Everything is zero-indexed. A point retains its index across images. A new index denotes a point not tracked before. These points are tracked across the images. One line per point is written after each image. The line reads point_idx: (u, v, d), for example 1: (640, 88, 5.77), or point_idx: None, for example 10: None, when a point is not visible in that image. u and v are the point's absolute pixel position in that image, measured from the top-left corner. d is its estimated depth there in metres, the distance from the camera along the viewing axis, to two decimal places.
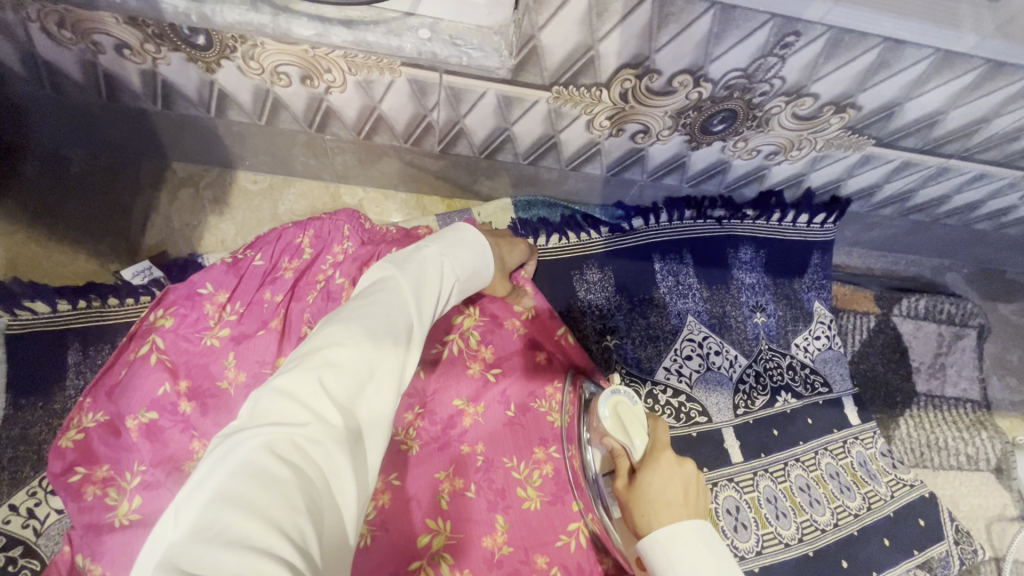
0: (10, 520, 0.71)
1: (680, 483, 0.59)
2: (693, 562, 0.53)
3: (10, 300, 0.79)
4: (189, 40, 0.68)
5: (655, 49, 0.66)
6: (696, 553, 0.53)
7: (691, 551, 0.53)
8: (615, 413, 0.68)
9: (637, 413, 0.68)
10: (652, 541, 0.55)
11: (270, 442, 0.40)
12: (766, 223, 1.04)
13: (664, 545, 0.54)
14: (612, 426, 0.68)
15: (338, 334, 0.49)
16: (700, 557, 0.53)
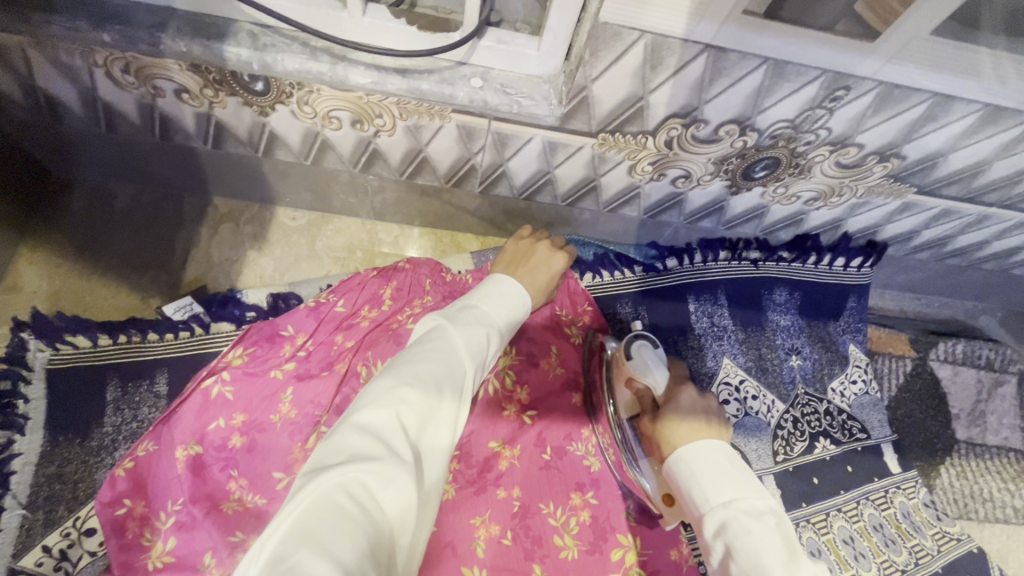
0: (43, 563, 0.69)
1: (698, 412, 0.66)
2: (712, 470, 0.55)
3: (52, 334, 0.79)
4: (248, 86, 0.70)
5: (705, 100, 0.67)
6: (716, 463, 0.56)
7: (708, 458, 0.56)
8: (639, 353, 0.83)
9: (658, 357, 0.83)
10: (674, 458, 0.59)
11: (347, 479, 0.39)
12: (802, 266, 1.03)
13: (685, 457, 0.58)
14: (635, 365, 0.81)
15: (409, 375, 0.49)
16: (717, 464, 0.55)
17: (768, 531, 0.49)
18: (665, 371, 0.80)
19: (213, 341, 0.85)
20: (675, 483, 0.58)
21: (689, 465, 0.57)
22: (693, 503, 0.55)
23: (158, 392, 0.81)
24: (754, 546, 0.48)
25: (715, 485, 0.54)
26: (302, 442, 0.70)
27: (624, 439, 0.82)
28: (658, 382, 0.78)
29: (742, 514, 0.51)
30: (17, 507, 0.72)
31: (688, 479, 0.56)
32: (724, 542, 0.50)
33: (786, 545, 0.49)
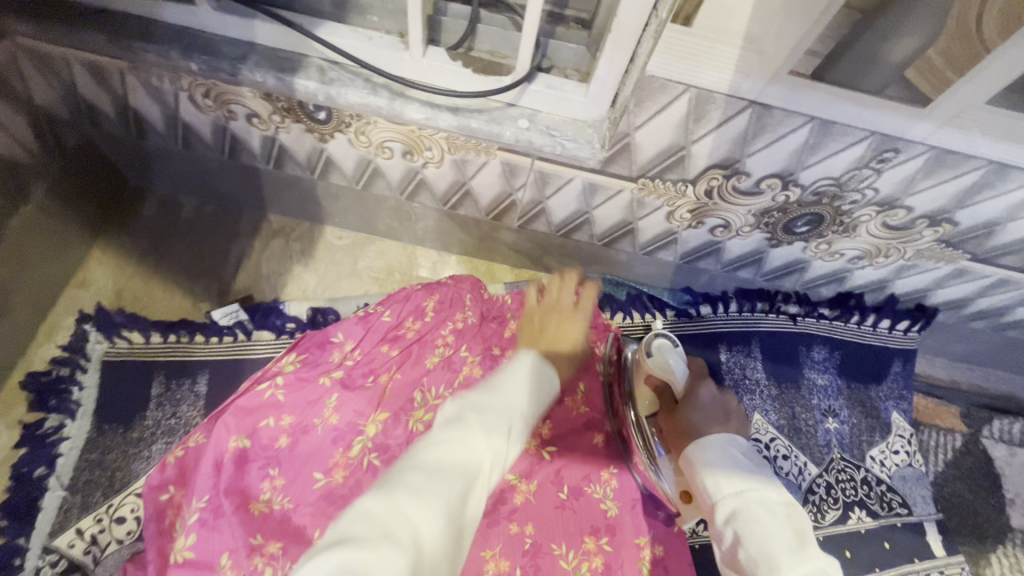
0: (74, 544, 0.73)
1: (710, 411, 0.81)
2: (720, 465, 0.60)
3: (111, 328, 0.85)
4: (312, 115, 0.76)
5: (747, 153, 0.68)
6: (726, 460, 0.60)
7: (716, 457, 0.61)
8: (660, 353, 0.91)
9: (678, 356, 0.92)
10: (687, 455, 0.64)
11: (340, 558, 0.41)
12: (844, 325, 0.99)
13: (696, 454, 0.63)
14: (655, 364, 0.90)
15: (412, 467, 0.52)
16: (726, 462, 0.60)
17: (775, 518, 0.53)
18: (683, 372, 0.90)
19: (253, 349, 0.89)
20: (690, 481, 0.63)
21: (702, 462, 0.61)
22: (706, 497, 0.59)
23: (197, 392, 0.85)
24: (759, 533, 0.52)
25: (726, 479, 0.58)
26: (344, 448, 0.81)
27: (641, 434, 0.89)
28: (676, 378, 0.89)
29: (751, 504, 0.54)
30: (59, 488, 0.76)
31: (699, 475, 0.61)
32: (734, 530, 0.54)
33: (796, 536, 0.51)
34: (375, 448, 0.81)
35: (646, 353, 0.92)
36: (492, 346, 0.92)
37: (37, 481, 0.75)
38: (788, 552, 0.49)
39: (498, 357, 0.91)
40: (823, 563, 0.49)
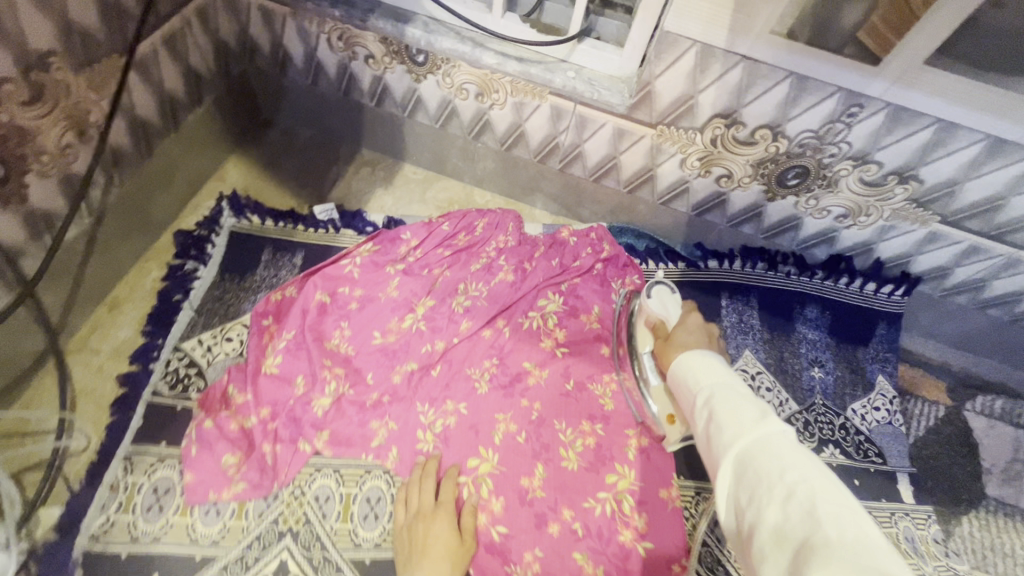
0: (196, 349, 0.97)
1: (697, 332, 0.82)
2: (696, 371, 0.64)
3: (239, 208, 1.11)
4: (413, 58, 1.01)
5: (743, 104, 0.86)
6: (710, 366, 0.64)
7: (693, 365, 0.65)
8: (658, 295, 0.96)
9: (674, 301, 0.96)
10: (675, 366, 0.69)
11: None
12: (834, 286, 1.12)
13: (683, 361, 0.67)
14: (654, 304, 0.95)
15: None
16: (699, 366, 0.64)
17: (740, 396, 0.56)
18: (677, 311, 0.94)
19: (339, 240, 1.13)
20: (678, 389, 0.67)
21: (687, 367, 0.66)
22: (688, 395, 0.63)
23: (294, 263, 1.09)
24: (726, 408, 0.55)
25: (705, 377, 0.62)
26: (398, 317, 1.02)
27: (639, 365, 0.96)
28: (670, 315, 0.93)
29: (723, 391, 0.58)
30: (189, 310, 1.01)
31: (682, 376, 0.66)
32: (706, 410, 0.57)
33: (761, 408, 0.54)
34: (423, 322, 1.03)
35: (646, 296, 0.97)
36: (525, 262, 1.12)
37: (175, 302, 1.00)
38: (749, 417, 0.52)
39: (528, 271, 1.11)
40: (784, 425, 0.51)
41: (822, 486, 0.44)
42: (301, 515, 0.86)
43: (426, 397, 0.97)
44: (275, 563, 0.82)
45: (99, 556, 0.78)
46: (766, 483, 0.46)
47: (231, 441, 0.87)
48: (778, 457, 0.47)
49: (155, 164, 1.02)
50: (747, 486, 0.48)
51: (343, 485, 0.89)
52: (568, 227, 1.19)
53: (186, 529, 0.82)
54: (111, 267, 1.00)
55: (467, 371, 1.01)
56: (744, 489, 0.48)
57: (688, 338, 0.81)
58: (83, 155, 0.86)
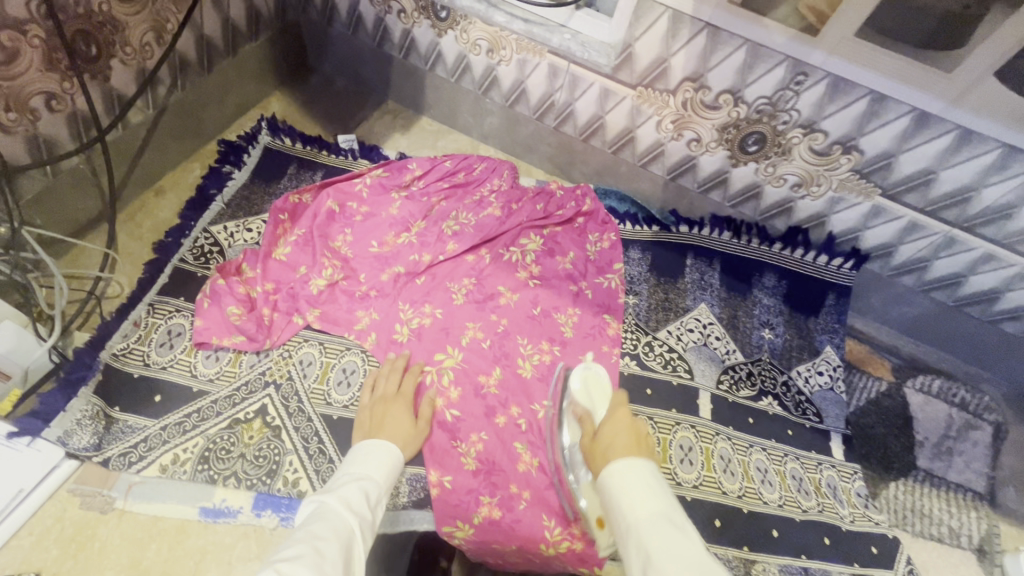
0: (221, 232, 1.13)
1: (627, 431, 0.71)
2: (633, 492, 0.59)
3: (276, 130, 1.29)
4: (438, 14, 1.19)
5: (708, 69, 1.00)
6: (646, 486, 0.60)
7: (631, 482, 0.60)
8: (585, 382, 1.00)
9: (601, 387, 0.99)
10: (606, 476, 0.63)
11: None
12: (791, 257, 1.23)
13: (616, 475, 0.62)
14: (580, 394, 0.98)
15: (324, 530, 0.64)
16: (637, 489, 0.59)
17: (682, 542, 0.54)
18: (602, 399, 0.97)
19: (355, 166, 1.29)
20: (605, 498, 0.63)
21: (620, 483, 0.61)
22: (619, 518, 0.59)
23: (314, 179, 1.25)
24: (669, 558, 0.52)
25: (641, 503, 0.58)
26: (394, 232, 1.17)
27: (568, 458, 0.92)
28: (595, 406, 0.95)
29: (666, 527, 0.56)
30: (219, 202, 1.17)
31: (615, 494, 0.61)
32: (643, 546, 0.55)
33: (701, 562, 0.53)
34: (415, 237, 1.17)
35: (572, 384, 1.00)
36: (513, 203, 1.25)
37: (209, 195, 1.17)
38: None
39: (514, 210, 1.24)
40: None
41: None
42: (285, 372, 0.99)
43: (408, 299, 1.10)
44: (258, 404, 0.95)
45: (117, 369, 0.93)
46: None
47: (237, 299, 1.01)
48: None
49: (213, 80, 1.21)
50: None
51: (325, 355, 1.02)
52: (556, 182, 1.33)
53: (189, 366, 0.96)
54: (162, 160, 1.18)
55: (448, 285, 1.13)
56: None
57: (614, 436, 0.70)
58: (157, 56, 1.05)
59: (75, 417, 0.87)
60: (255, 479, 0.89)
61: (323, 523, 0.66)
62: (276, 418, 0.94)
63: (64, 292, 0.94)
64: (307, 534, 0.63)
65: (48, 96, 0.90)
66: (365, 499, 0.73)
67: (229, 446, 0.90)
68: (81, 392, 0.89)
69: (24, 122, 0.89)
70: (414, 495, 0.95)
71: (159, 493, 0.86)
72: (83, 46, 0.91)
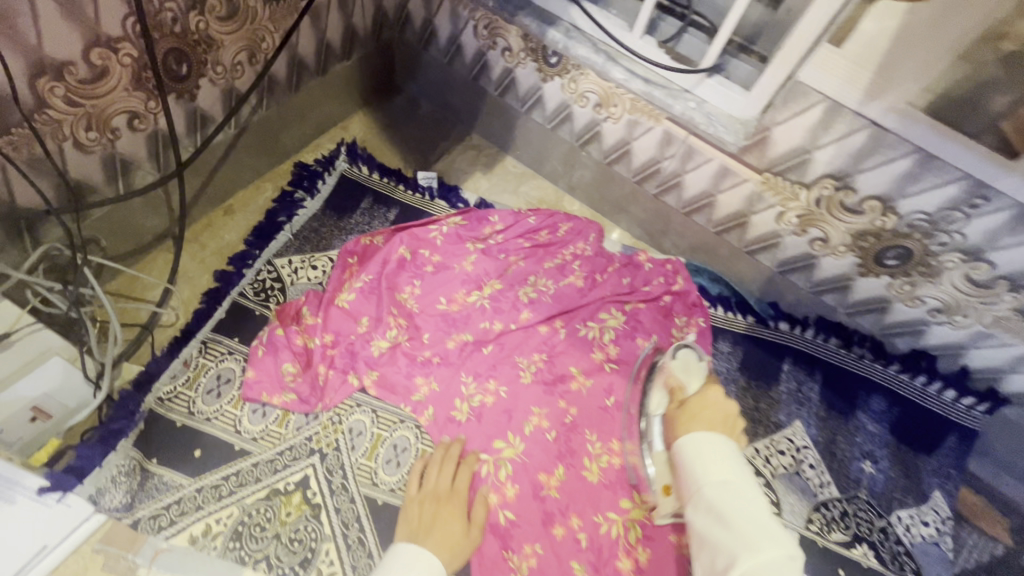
0: (284, 268, 1.06)
1: (715, 411, 0.74)
2: (709, 457, 0.66)
3: (355, 157, 1.21)
4: (547, 59, 1.08)
5: (859, 170, 0.86)
6: (720, 457, 0.66)
7: (709, 448, 0.67)
8: (683, 358, 0.88)
9: (700, 367, 0.87)
10: (681, 443, 0.70)
11: None
12: (910, 383, 1.07)
13: (691, 445, 0.69)
14: (676, 366, 0.87)
15: None
16: (716, 453, 0.66)
17: (752, 511, 0.60)
18: (701, 377, 0.85)
19: (431, 207, 1.20)
20: (679, 465, 0.70)
21: (693, 449, 0.68)
22: (692, 481, 0.66)
23: (388, 217, 1.17)
24: (741, 521, 0.59)
25: (716, 469, 0.65)
26: (466, 290, 1.05)
27: (646, 427, 0.85)
28: (690, 381, 0.84)
29: (738, 497, 0.61)
30: (286, 233, 1.10)
31: (690, 466, 0.67)
32: (715, 510, 0.62)
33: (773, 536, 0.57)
34: (487, 301, 1.05)
35: (669, 356, 0.89)
36: (597, 274, 1.13)
37: (278, 223, 1.10)
38: (765, 545, 0.56)
39: (598, 282, 1.12)
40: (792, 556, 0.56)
41: None
42: (333, 441, 0.91)
43: (472, 370, 0.99)
44: (299, 475, 0.87)
45: (161, 416, 0.87)
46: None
47: (294, 354, 0.94)
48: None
49: (298, 99, 1.14)
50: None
51: (377, 426, 0.94)
52: (645, 253, 1.20)
53: (234, 420, 0.89)
54: (235, 178, 1.12)
55: (516, 358, 1.01)
56: None
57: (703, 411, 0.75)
58: (247, 76, 0.98)
59: (111, 473, 0.80)
60: (287, 567, 0.81)
61: None
62: (318, 495, 0.86)
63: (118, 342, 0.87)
64: None
65: (131, 115, 0.83)
66: None
67: (265, 523, 0.83)
68: (119, 446, 0.82)
69: (103, 141, 0.82)
70: None
71: (185, 566, 0.78)
72: (175, 65, 0.84)
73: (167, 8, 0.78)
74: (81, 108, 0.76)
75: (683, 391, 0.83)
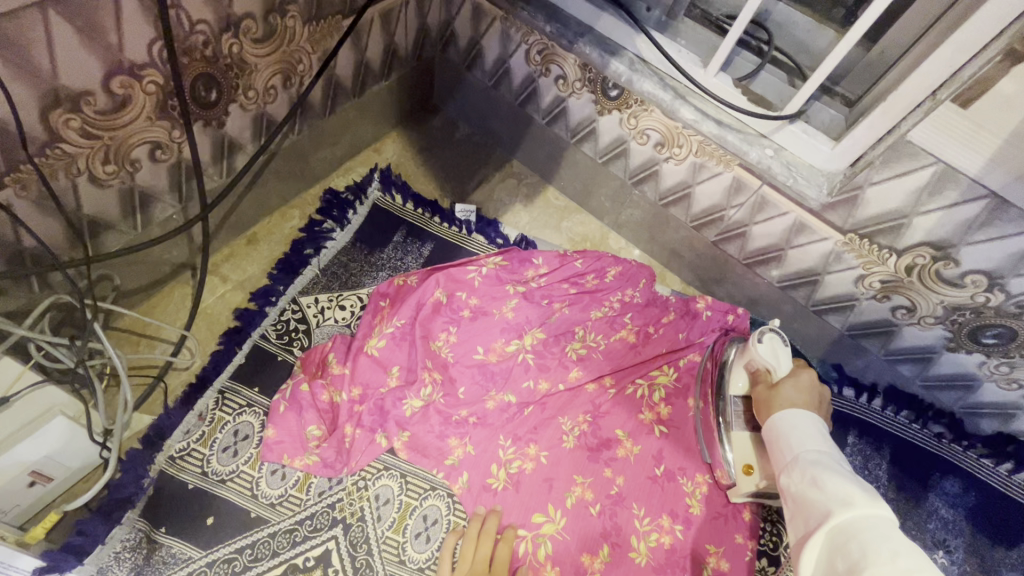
0: (310, 307, 0.98)
1: (806, 395, 0.82)
2: (798, 429, 0.73)
3: (389, 184, 1.12)
4: (607, 91, 0.98)
5: (966, 242, 0.76)
6: (808, 431, 0.73)
7: (798, 425, 0.74)
8: (771, 344, 0.89)
9: (785, 352, 0.90)
10: (772, 422, 0.78)
11: None
12: (994, 470, 0.96)
13: (781, 419, 0.76)
14: (765, 352, 0.89)
15: None
16: (805, 427, 0.73)
17: (841, 471, 0.64)
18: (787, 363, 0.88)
19: (469, 243, 1.11)
20: (771, 446, 0.75)
21: (783, 424, 0.75)
22: (786, 453, 0.72)
23: (422, 252, 1.08)
24: (835, 479, 0.62)
25: (810, 442, 0.71)
26: (505, 340, 0.96)
27: (722, 407, 0.91)
28: (779, 365, 0.88)
29: (826, 460, 0.66)
30: (313, 267, 1.01)
31: (782, 442, 0.73)
32: (807, 472, 0.66)
33: (866, 490, 0.60)
34: (531, 355, 0.96)
35: (754, 339, 0.90)
36: (649, 326, 1.03)
37: (305, 256, 1.02)
38: (856, 495, 0.59)
39: (651, 336, 1.02)
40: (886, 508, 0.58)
41: (915, 562, 0.50)
42: (357, 510, 0.83)
43: (511, 433, 0.90)
44: (320, 549, 0.79)
45: (170, 479, 0.79)
46: (871, 552, 0.52)
47: (319, 412, 0.85)
48: (881, 527, 0.55)
49: (333, 121, 1.06)
50: (842, 548, 0.55)
51: (405, 493, 0.86)
52: (702, 299, 1.07)
53: (251, 482, 0.81)
54: (262, 204, 1.04)
55: (559, 420, 0.92)
56: (842, 551, 0.55)
57: (795, 397, 0.81)
58: (281, 100, 0.90)
59: (115, 549, 0.73)
60: None
61: None
62: (339, 574, 0.79)
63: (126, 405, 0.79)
64: None
65: (154, 146, 0.75)
66: None
67: None
68: (126, 518, 0.74)
69: (121, 174, 0.74)
70: None
71: None
72: (203, 91, 0.76)
73: (198, 30, 0.70)
74: (99, 141, 0.68)
75: (772, 376, 0.88)
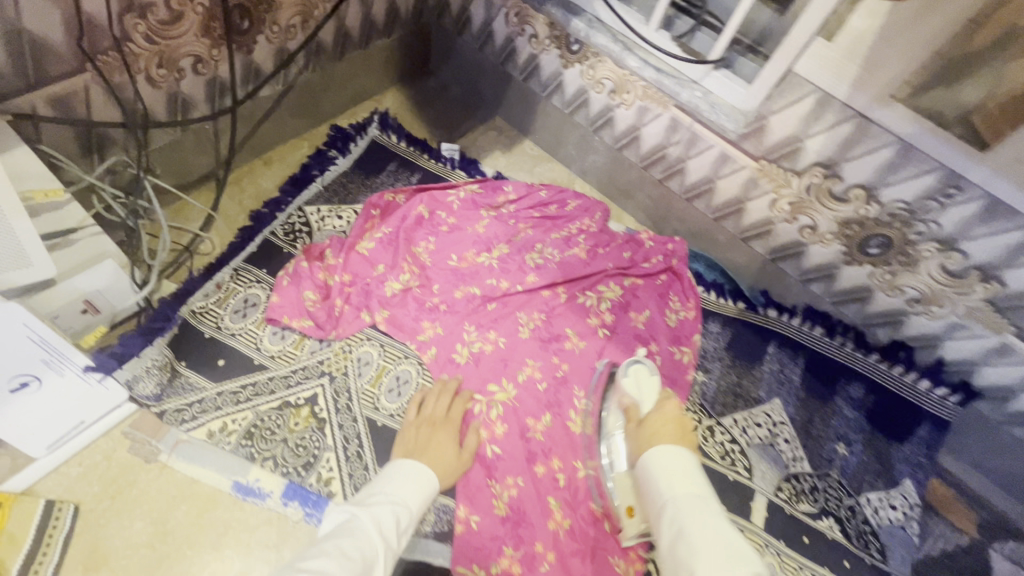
0: (314, 216, 1.16)
1: (673, 423, 0.76)
2: (671, 474, 0.65)
3: (387, 126, 1.32)
4: (570, 47, 1.18)
5: (846, 159, 0.93)
6: (680, 476, 0.65)
7: (671, 468, 0.66)
8: (634, 375, 0.91)
9: (651, 381, 0.91)
10: (647, 463, 0.69)
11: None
12: (890, 373, 1.12)
13: (653, 460, 0.68)
14: (629, 385, 0.90)
15: (349, 551, 0.63)
16: (678, 474, 0.65)
17: (710, 527, 0.58)
18: (651, 396, 0.88)
19: (451, 175, 1.30)
20: (648, 488, 0.68)
21: (658, 468, 0.67)
22: (657, 496, 0.65)
23: (410, 180, 1.27)
24: (703, 537, 0.57)
25: (682, 483, 0.64)
26: (476, 251, 1.13)
27: (607, 448, 0.91)
28: (643, 400, 0.87)
29: (696, 514, 0.60)
30: (318, 184, 1.20)
31: (656, 486, 0.66)
32: (676, 527, 0.60)
33: (732, 550, 0.55)
34: (496, 261, 1.13)
35: (621, 373, 0.92)
36: (599, 248, 1.20)
37: (311, 175, 1.20)
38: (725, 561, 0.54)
39: (600, 254, 1.18)
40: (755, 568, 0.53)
41: None
42: (342, 366, 1.00)
43: (475, 321, 1.06)
44: (309, 391, 0.96)
45: (192, 324, 0.98)
46: None
47: (316, 285, 1.03)
48: None
49: (341, 68, 1.26)
50: None
51: (383, 358, 1.03)
52: (648, 233, 1.26)
53: (256, 338, 0.99)
54: (277, 133, 1.23)
55: (517, 315, 1.08)
56: None
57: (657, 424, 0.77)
58: (299, 38, 1.10)
59: (146, 364, 0.90)
60: (291, 467, 0.89)
61: (351, 540, 0.65)
62: (324, 411, 0.95)
63: (166, 246, 0.98)
64: (334, 549, 0.62)
65: (196, 59, 0.95)
66: (394, 526, 0.71)
67: (275, 428, 0.92)
68: (157, 341, 0.92)
69: (171, 79, 0.94)
70: (437, 526, 0.93)
71: (201, 457, 0.87)
72: (239, 20, 0.96)
73: None
74: (157, 47, 0.88)
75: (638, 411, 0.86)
